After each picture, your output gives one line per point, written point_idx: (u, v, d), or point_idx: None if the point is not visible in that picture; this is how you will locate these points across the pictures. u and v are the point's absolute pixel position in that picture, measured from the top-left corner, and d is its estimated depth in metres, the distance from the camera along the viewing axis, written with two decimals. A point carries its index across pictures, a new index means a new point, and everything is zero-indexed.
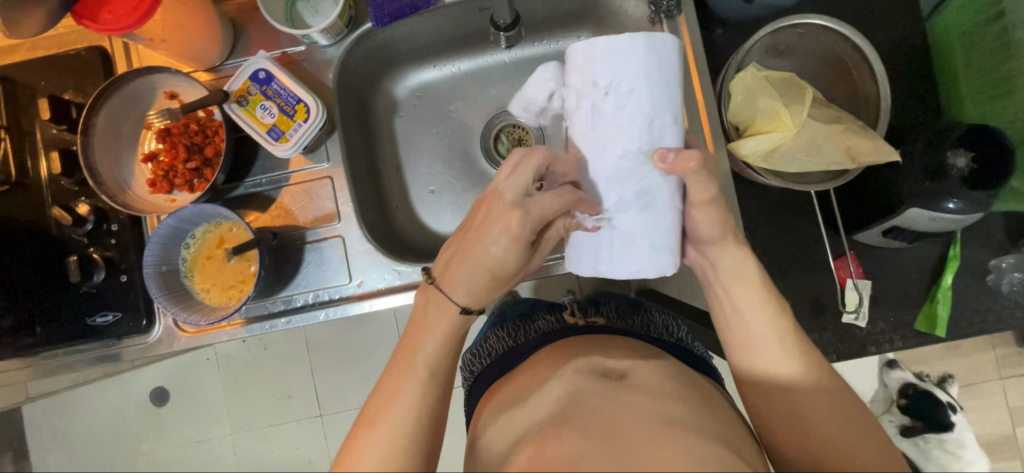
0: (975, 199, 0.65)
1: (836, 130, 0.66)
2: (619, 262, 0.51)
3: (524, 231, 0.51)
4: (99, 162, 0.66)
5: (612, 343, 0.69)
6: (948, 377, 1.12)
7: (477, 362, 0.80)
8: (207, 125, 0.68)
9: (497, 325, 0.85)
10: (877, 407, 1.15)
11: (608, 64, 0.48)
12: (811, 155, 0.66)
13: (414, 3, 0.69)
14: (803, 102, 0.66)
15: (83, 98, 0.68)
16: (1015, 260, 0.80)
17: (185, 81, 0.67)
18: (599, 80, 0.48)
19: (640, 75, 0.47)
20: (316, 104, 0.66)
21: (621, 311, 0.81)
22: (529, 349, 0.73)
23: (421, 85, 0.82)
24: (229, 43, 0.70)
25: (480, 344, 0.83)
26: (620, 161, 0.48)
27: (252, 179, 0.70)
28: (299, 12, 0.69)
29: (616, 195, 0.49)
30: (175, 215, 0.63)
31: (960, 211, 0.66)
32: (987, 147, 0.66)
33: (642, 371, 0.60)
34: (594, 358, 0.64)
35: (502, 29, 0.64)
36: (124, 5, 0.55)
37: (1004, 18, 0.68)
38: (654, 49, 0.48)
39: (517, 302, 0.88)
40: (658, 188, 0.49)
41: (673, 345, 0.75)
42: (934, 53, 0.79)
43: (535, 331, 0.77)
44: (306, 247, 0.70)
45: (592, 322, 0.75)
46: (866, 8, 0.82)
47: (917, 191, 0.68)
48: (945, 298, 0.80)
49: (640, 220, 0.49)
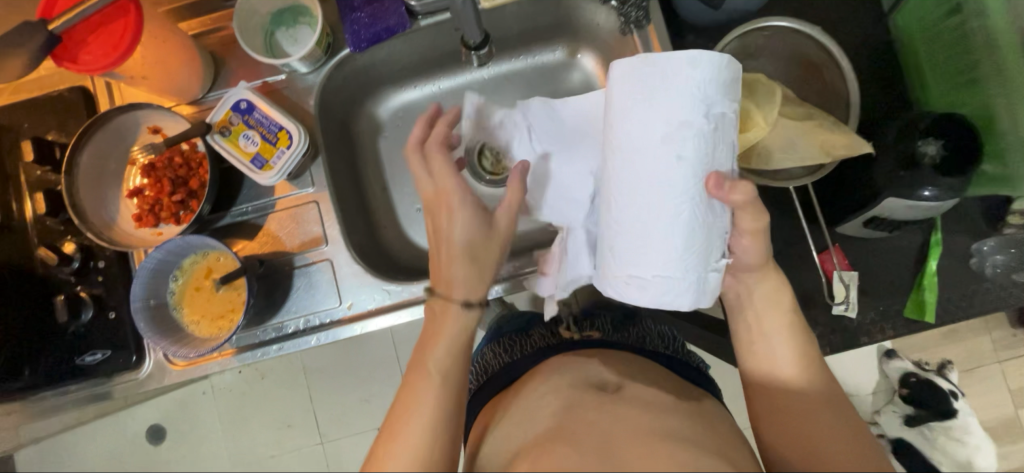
0: (950, 185, 0.66)
1: (809, 126, 0.67)
2: (700, 291, 0.51)
3: (465, 197, 0.57)
4: (84, 199, 0.66)
5: (606, 354, 0.69)
6: (948, 364, 1.13)
7: (474, 379, 0.80)
8: (190, 157, 0.68)
9: (494, 340, 0.85)
10: (879, 398, 1.15)
11: (682, 95, 0.49)
12: (784, 152, 0.68)
13: (390, 27, 0.69)
14: (774, 100, 0.67)
15: (67, 138, 0.69)
16: (995, 242, 0.82)
17: (168, 115, 0.68)
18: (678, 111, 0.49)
19: (715, 113, 0.49)
20: (299, 130, 0.67)
21: (616, 321, 0.81)
22: (525, 364, 0.73)
23: (402, 106, 0.83)
24: (210, 76, 0.71)
25: (478, 360, 0.83)
26: (694, 202, 0.49)
27: (238, 208, 0.70)
28: (278, 42, 0.71)
29: (695, 229, 0.49)
30: (161, 248, 0.63)
31: (937, 199, 0.67)
32: (958, 134, 0.68)
33: (636, 384, 0.60)
34: (590, 373, 0.64)
35: (474, 48, 0.65)
36: (103, 44, 0.56)
37: (961, 12, 0.71)
38: (724, 76, 0.50)
39: (514, 317, 0.88)
40: (722, 215, 0.51)
41: (667, 354, 0.75)
42: (899, 48, 0.82)
43: (531, 346, 0.77)
44: (294, 272, 0.70)
45: (588, 335, 0.76)
46: (832, 8, 0.84)
47: (889, 180, 0.70)
48: (931, 284, 0.81)
49: (713, 244, 0.51)
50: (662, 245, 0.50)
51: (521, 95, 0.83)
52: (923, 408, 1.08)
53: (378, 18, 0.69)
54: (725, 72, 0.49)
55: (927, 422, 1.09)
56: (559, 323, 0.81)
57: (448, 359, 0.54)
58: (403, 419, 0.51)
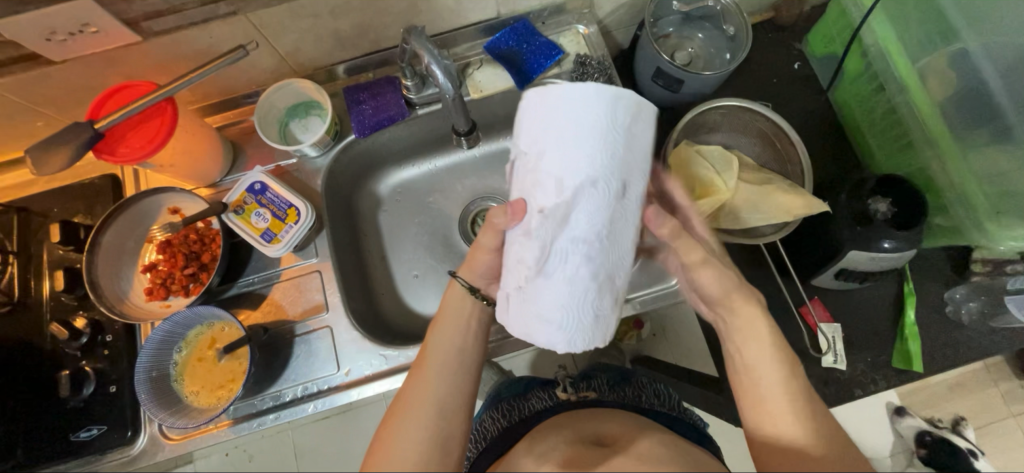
0: (906, 238, 0.71)
1: (769, 189, 0.75)
2: (530, 323, 0.51)
3: None
4: (101, 275, 0.70)
5: (604, 412, 0.70)
6: (961, 420, 1.10)
7: (474, 447, 0.79)
8: (206, 234, 0.74)
9: (493, 406, 0.85)
10: (898, 462, 1.12)
11: (548, 127, 0.48)
12: (750, 212, 0.74)
13: (391, 116, 0.79)
14: (734, 168, 0.76)
15: (93, 220, 0.75)
16: (965, 290, 0.86)
17: (188, 197, 0.74)
18: (542, 140, 0.49)
19: (569, 147, 0.47)
20: (306, 207, 0.73)
21: (613, 381, 0.82)
22: (523, 428, 0.73)
23: (401, 183, 0.91)
24: (229, 161, 0.79)
25: (477, 428, 0.82)
26: (529, 238, 0.49)
27: (245, 279, 0.75)
28: (291, 130, 0.80)
29: (527, 263, 0.50)
30: (170, 320, 0.67)
31: (896, 250, 0.73)
32: (902, 191, 0.76)
33: (633, 437, 0.60)
34: (587, 431, 0.64)
35: (463, 134, 0.74)
36: (140, 139, 0.64)
37: (885, 91, 0.82)
38: (576, 109, 0.47)
39: (512, 381, 0.88)
40: (576, 259, 0.48)
41: (664, 412, 0.76)
42: (842, 118, 0.93)
43: (528, 409, 0.77)
44: (295, 340, 0.72)
45: (584, 395, 0.77)
46: (778, 88, 0.96)
47: (850, 235, 0.75)
48: (913, 333, 0.82)
49: (546, 291, 0.49)
50: (510, 269, 0.52)
51: None
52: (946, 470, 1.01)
53: (381, 109, 0.79)
54: (577, 103, 0.47)
55: None
56: (555, 385, 0.82)
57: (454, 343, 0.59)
58: (406, 396, 0.55)
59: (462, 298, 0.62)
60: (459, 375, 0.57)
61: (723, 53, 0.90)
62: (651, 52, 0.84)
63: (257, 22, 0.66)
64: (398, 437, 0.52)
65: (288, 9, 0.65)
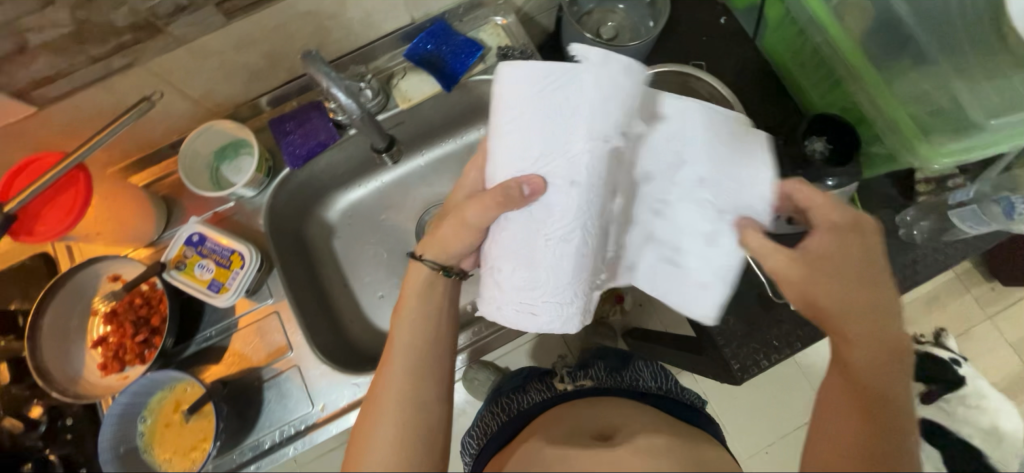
0: (847, 172, 0.73)
1: None
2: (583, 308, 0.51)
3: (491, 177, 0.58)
4: (48, 359, 0.68)
5: (600, 401, 0.70)
6: (942, 331, 1.05)
7: (476, 444, 0.79)
8: (151, 295, 0.71)
9: (492, 402, 0.84)
10: None
11: (601, 114, 0.45)
12: None
13: (321, 141, 0.77)
14: None
15: (29, 304, 0.72)
16: (914, 211, 0.85)
17: (126, 261, 0.71)
18: (581, 121, 0.45)
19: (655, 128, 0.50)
20: (250, 251, 0.71)
21: (610, 366, 0.81)
22: (519, 423, 0.73)
23: (349, 206, 0.90)
24: (163, 217, 0.76)
25: (477, 425, 0.82)
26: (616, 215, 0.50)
27: (202, 334, 0.73)
28: (223, 174, 0.78)
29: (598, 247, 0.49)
30: (126, 392, 0.64)
31: (841, 185, 0.74)
32: (838, 127, 0.77)
33: (632, 429, 0.60)
34: (585, 421, 0.64)
35: (382, 151, 0.74)
36: (58, 212, 0.62)
37: (805, 34, 0.82)
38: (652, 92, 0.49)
39: (511, 376, 0.88)
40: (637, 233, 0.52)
41: (657, 393, 0.74)
42: (774, 64, 0.94)
43: (524, 404, 0.77)
44: (264, 385, 0.71)
45: (581, 384, 0.76)
46: (708, 45, 0.97)
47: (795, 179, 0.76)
48: None
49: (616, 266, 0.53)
50: (540, 255, 0.48)
51: (458, 172, 0.91)
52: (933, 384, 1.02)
53: (310, 136, 0.77)
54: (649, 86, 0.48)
55: (942, 396, 1.02)
56: (553, 376, 0.81)
57: (421, 327, 0.56)
58: (379, 388, 0.53)
59: (422, 277, 0.58)
60: (430, 356, 0.55)
61: (647, 21, 0.90)
62: (575, 31, 0.83)
63: (160, 71, 0.63)
64: (367, 437, 0.51)
65: (188, 52, 0.62)
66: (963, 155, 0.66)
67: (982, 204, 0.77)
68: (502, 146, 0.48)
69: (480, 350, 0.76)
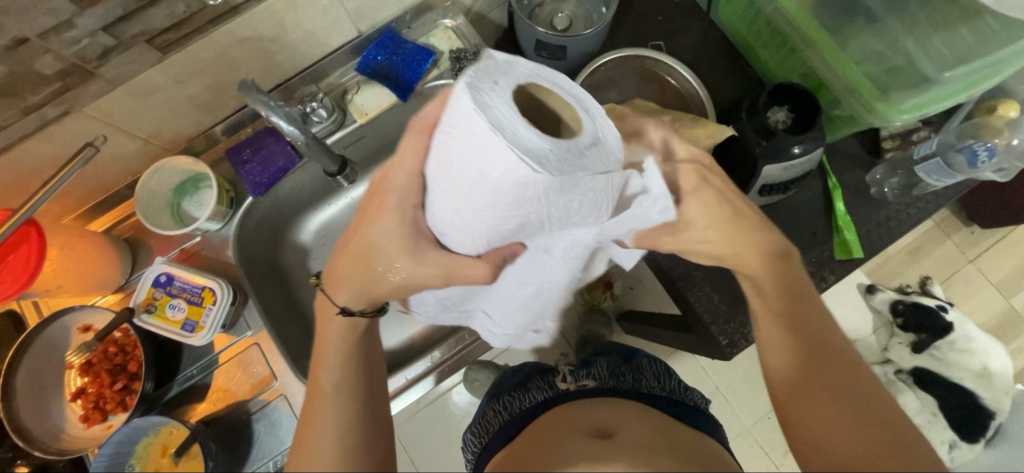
0: (812, 137, 0.69)
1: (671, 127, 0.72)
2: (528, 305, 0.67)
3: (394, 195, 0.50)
4: (27, 418, 0.67)
5: (603, 404, 0.65)
6: (928, 280, 1.10)
7: (478, 444, 0.76)
8: (126, 342, 0.70)
9: (493, 399, 0.80)
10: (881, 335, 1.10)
11: (584, 215, 0.43)
12: None
13: (281, 166, 0.76)
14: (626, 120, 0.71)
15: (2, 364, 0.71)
16: (883, 169, 0.84)
17: (95, 309, 0.70)
18: (571, 214, 0.42)
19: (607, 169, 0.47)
20: (220, 285, 0.70)
21: (614, 365, 0.75)
22: (518, 423, 0.68)
23: (322, 225, 0.88)
24: (129, 259, 0.75)
25: (479, 421, 0.79)
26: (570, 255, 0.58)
27: (184, 373, 0.72)
28: (185, 209, 0.76)
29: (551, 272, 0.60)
30: (109, 443, 0.63)
31: (807, 152, 0.70)
32: (796, 94, 0.75)
33: (629, 428, 0.57)
34: (582, 422, 0.61)
35: (335, 173, 0.73)
36: (13, 270, 0.60)
37: (755, 5, 0.82)
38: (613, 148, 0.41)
39: (513, 372, 0.83)
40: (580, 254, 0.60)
41: (661, 394, 0.70)
42: (731, 37, 0.93)
43: (524, 403, 0.72)
44: (253, 417, 0.70)
45: (583, 385, 0.70)
46: (664, 24, 0.96)
47: (760, 151, 0.71)
48: (847, 223, 0.79)
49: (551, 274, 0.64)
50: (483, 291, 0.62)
51: None
52: (923, 332, 1.04)
53: (268, 162, 0.75)
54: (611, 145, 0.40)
55: (933, 344, 1.05)
56: (556, 374, 0.76)
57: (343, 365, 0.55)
58: (309, 430, 0.51)
59: (355, 326, 0.56)
60: (362, 399, 0.54)
61: (599, 7, 0.89)
62: (527, 26, 0.82)
63: (100, 114, 0.61)
64: None
65: (127, 91, 0.60)
66: (921, 110, 0.67)
67: (944, 155, 0.79)
68: (478, 221, 0.41)
69: (466, 357, 0.76)
